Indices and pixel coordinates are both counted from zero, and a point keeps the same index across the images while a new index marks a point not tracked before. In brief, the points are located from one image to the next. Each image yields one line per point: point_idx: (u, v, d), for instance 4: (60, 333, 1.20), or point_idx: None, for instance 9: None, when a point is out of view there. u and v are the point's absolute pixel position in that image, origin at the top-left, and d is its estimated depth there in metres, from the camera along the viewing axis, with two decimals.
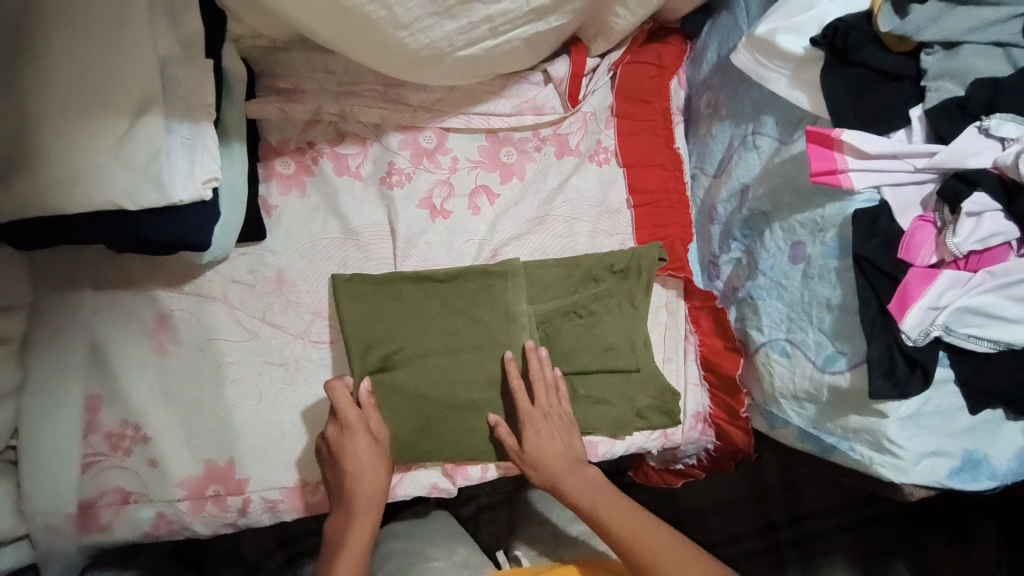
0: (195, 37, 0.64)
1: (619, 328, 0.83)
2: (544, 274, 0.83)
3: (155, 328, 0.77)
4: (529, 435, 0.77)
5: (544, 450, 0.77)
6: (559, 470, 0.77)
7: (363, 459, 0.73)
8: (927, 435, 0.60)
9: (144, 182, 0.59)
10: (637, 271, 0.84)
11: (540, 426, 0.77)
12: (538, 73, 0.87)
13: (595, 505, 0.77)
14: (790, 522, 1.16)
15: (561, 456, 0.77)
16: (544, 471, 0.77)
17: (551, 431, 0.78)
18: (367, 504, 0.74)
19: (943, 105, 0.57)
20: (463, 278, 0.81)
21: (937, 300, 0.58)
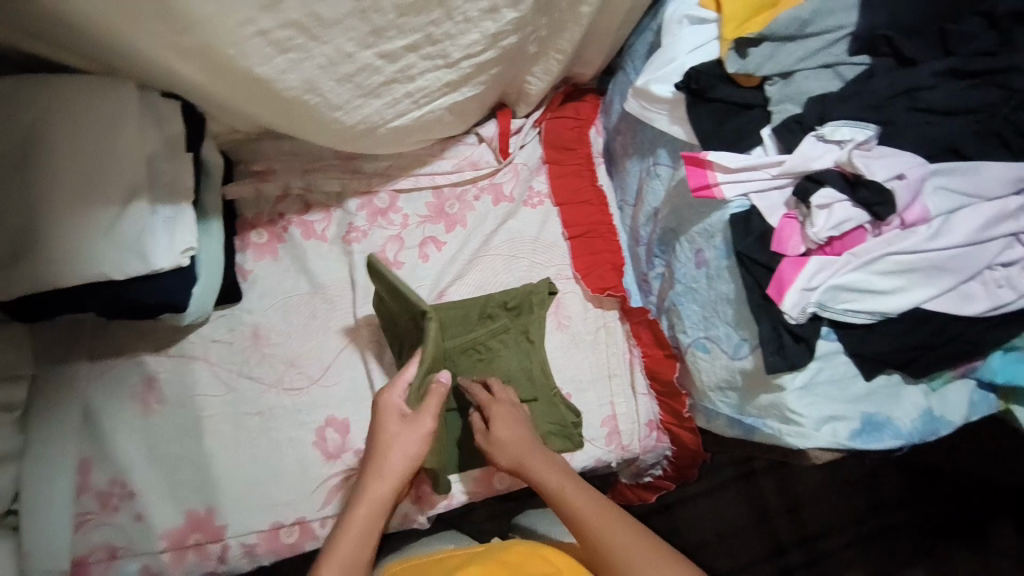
0: (179, 136, 0.76)
1: (514, 360, 0.93)
2: (444, 315, 0.92)
3: (142, 391, 0.86)
4: (499, 429, 0.80)
5: (499, 433, 0.79)
6: (519, 446, 0.79)
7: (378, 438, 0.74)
8: (824, 403, 0.69)
9: (130, 256, 0.70)
10: (530, 306, 0.94)
11: (508, 418, 0.81)
12: (472, 136, 1.02)
13: (560, 488, 0.74)
14: (799, 544, 1.27)
15: (520, 439, 0.79)
16: (500, 445, 0.79)
17: (506, 417, 0.81)
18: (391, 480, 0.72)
19: (784, 123, 0.69)
20: (387, 307, 0.87)
21: (810, 281, 0.67)
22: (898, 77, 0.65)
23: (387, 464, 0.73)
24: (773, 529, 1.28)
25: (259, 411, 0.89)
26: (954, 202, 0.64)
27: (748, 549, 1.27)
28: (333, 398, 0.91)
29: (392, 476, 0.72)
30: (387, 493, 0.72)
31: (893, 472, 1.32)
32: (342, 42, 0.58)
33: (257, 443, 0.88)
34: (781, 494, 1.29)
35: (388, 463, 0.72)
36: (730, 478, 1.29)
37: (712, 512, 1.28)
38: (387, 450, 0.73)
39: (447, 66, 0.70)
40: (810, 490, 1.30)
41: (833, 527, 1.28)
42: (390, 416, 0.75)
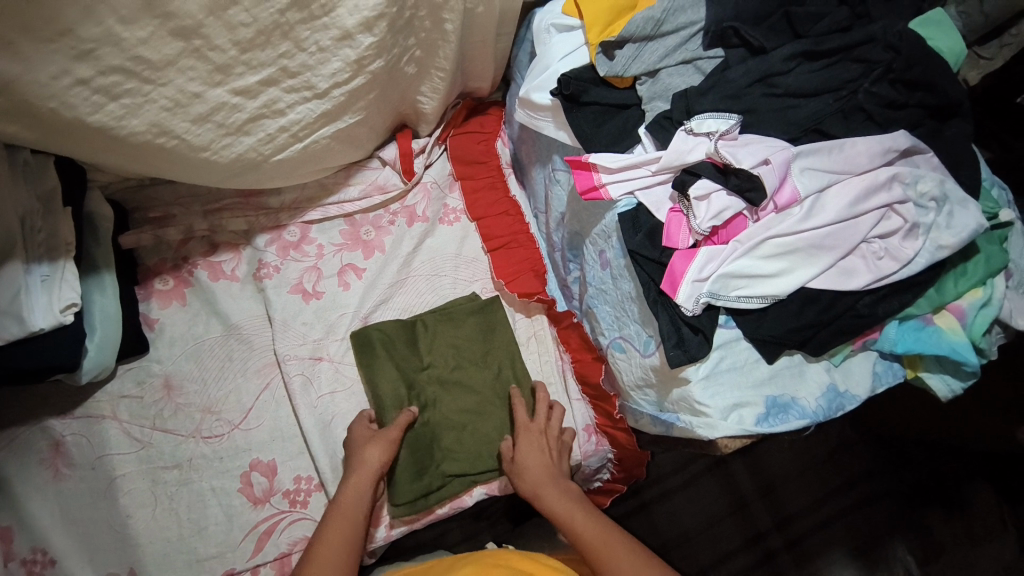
0: (52, 192, 0.75)
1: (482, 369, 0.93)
2: (399, 332, 0.92)
3: (50, 457, 0.82)
4: (522, 444, 0.85)
5: (363, 455, 0.83)
6: (542, 480, 0.82)
7: (361, 442, 0.84)
8: (729, 390, 0.69)
9: (5, 319, 0.67)
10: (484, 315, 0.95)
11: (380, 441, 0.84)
12: (374, 160, 1.01)
13: (569, 512, 0.80)
14: (778, 529, 1.25)
15: (543, 469, 0.83)
16: (531, 484, 0.83)
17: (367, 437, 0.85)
18: (363, 473, 0.81)
19: (655, 119, 0.70)
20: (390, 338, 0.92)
21: (701, 272, 0.67)
22: (753, 65, 0.67)
23: (357, 457, 0.82)
24: (750, 517, 1.25)
25: (177, 463, 0.85)
26: (823, 181, 0.66)
27: (727, 537, 1.24)
28: (255, 441, 0.87)
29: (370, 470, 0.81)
30: (364, 486, 0.80)
31: (862, 445, 1.30)
32: (183, 82, 0.59)
33: (177, 499, 0.84)
34: (753, 479, 1.27)
35: (362, 461, 0.82)
36: (704, 468, 1.27)
37: (687, 507, 1.25)
38: (358, 450, 0.83)
39: (316, 97, 0.70)
40: (782, 472, 1.27)
41: (809, 506, 1.26)
42: (359, 427, 0.86)
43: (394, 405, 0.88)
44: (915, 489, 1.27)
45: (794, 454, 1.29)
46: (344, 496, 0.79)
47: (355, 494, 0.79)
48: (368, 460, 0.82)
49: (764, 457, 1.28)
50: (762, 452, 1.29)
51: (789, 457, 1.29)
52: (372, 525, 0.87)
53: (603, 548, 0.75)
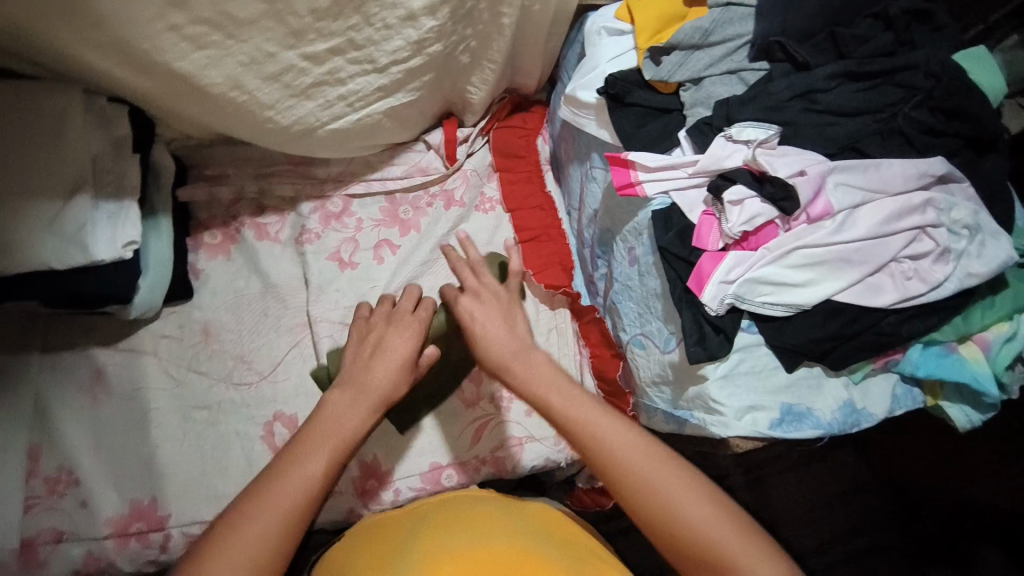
0: (124, 138, 0.79)
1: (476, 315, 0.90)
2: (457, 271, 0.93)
3: (91, 383, 0.88)
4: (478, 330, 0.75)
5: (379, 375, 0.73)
6: (506, 352, 0.72)
7: (392, 361, 0.74)
8: (745, 393, 0.70)
9: (70, 248, 0.73)
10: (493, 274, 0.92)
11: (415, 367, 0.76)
12: (420, 143, 1.05)
13: (595, 429, 0.65)
14: None
15: (510, 343, 0.73)
16: (494, 362, 0.72)
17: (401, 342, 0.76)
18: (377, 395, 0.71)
19: (696, 124, 0.73)
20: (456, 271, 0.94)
21: (728, 275, 0.68)
22: (796, 79, 0.70)
23: (359, 376, 0.72)
24: None
25: (206, 405, 0.89)
26: (857, 198, 0.67)
27: None
28: (279, 394, 0.91)
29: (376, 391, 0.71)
30: (364, 408, 0.70)
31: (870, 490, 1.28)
32: (261, 41, 0.64)
33: (202, 437, 0.88)
34: (757, 513, 1.25)
35: (373, 383, 0.72)
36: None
37: None
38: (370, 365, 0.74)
39: (376, 71, 0.74)
40: (785, 508, 1.26)
41: (810, 546, 1.24)
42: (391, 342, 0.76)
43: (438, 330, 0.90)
44: (923, 544, 1.23)
45: (800, 490, 1.27)
46: (322, 422, 0.68)
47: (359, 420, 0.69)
48: (372, 381, 0.72)
49: (769, 489, 1.27)
50: (768, 483, 1.27)
51: (794, 491, 1.27)
52: (378, 487, 0.91)
53: (635, 465, 0.62)
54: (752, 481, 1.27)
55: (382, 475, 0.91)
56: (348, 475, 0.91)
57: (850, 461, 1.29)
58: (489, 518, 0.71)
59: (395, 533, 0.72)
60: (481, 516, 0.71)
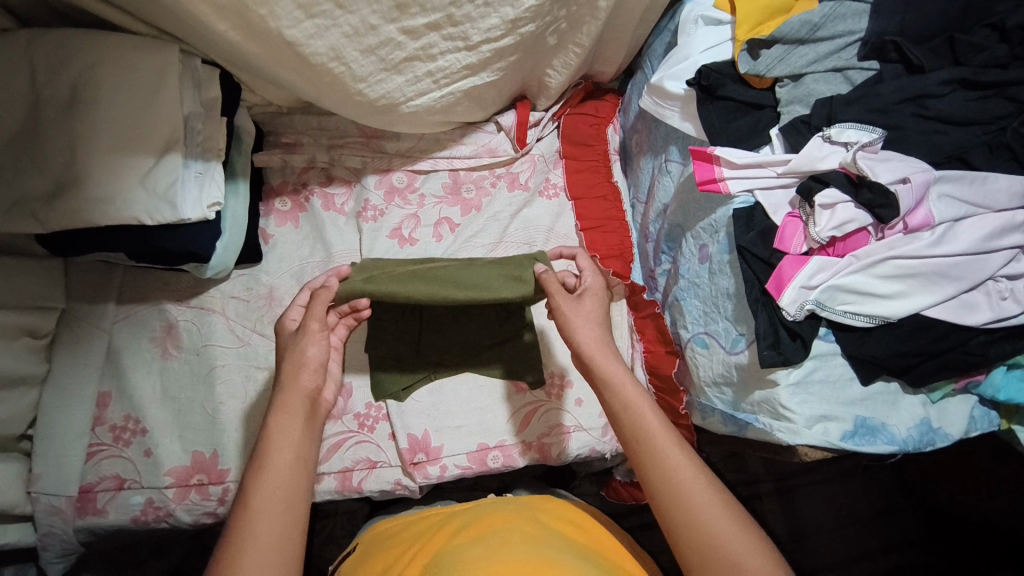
0: (214, 99, 0.82)
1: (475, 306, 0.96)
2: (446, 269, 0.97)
3: (162, 335, 0.91)
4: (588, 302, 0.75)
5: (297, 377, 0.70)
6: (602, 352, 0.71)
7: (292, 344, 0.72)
8: (816, 401, 0.68)
9: (160, 203, 0.75)
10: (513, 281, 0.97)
11: (316, 312, 0.73)
12: (491, 124, 1.05)
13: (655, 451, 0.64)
14: None
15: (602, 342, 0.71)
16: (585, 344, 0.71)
17: (302, 339, 0.72)
18: (293, 401, 0.68)
19: (792, 122, 0.71)
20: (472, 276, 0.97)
21: (810, 280, 0.67)
22: (907, 82, 0.67)
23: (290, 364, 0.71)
24: None
25: (268, 366, 0.92)
26: (959, 211, 0.65)
27: None
28: None
29: (300, 391, 0.69)
30: (297, 418, 0.67)
31: (905, 513, 1.24)
32: (367, 13, 0.66)
33: (264, 397, 0.91)
34: (786, 522, 1.23)
35: (294, 386, 0.69)
36: (735, 497, 1.24)
37: None
38: (281, 365, 0.71)
39: (467, 49, 0.75)
40: (818, 522, 1.23)
41: (839, 563, 1.21)
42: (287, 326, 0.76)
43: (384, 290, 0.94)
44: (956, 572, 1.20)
45: (830, 504, 1.24)
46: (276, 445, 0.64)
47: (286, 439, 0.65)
48: (292, 386, 0.69)
49: (799, 501, 1.24)
50: (797, 494, 1.25)
51: (824, 506, 1.24)
52: (426, 461, 0.92)
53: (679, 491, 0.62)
54: (784, 493, 1.24)
55: (431, 451, 0.92)
56: (397, 447, 0.92)
57: (889, 484, 1.26)
58: (503, 520, 0.73)
59: (406, 552, 0.74)
60: (497, 518, 0.74)
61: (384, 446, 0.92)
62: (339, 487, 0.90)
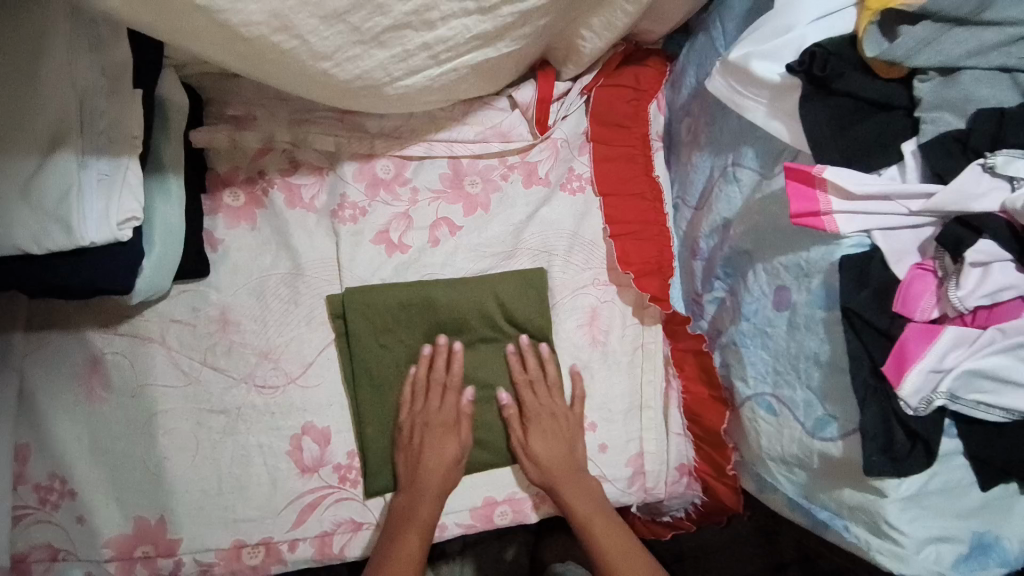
0: (121, 67, 0.59)
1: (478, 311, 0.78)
2: (437, 295, 0.77)
3: (87, 372, 0.73)
4: (532, 438, 0.76)
5: (442, 463, 0.74)
6: (557, 475, 0.75)
7: (447, 449, 0.75)
8: (928, 518, 0.54)
9: (49, 223, 0.55)
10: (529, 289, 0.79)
11: (466, 427, 0.76)
12: (503, 98, 0.82)
13: (588, 517, 0.74)
14: None
15: (563, 462, 0.76)
16: (540, 473, 0.76)
17: (447, 438, 0.75)
18: (443, 485, 0.74)
19: (939, 138, 0.50)
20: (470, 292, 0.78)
21: (941, 361, 0.49)
22: None
23: (435, 444, 0.74)
24: None
25: (224, 409, 0.74)
26: None
27: None
28: (311, 402, 0.76)
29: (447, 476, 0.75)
30: (435, 479, 0.74)
31: None
32: None
33: (219, 448, 0.74)
34: None
35: (440, 477, 0.74)
36: None
37: None
38: (429, 454, 0.74)
39: (479, 11, 0.55)
40: None
41: None
42: (454, 419, 0.76)
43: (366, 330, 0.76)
44: None
45: None
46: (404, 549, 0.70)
47: (431, 514, 0.73)
48: (446, 459, 0.75)
49: None
50: None
51: None
52: None
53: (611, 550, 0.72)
54: None
55: None
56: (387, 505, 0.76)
57: None
58: None
59: None
60: None
61: (369, 504, 0.76)
62: (318, 552, 0.75)
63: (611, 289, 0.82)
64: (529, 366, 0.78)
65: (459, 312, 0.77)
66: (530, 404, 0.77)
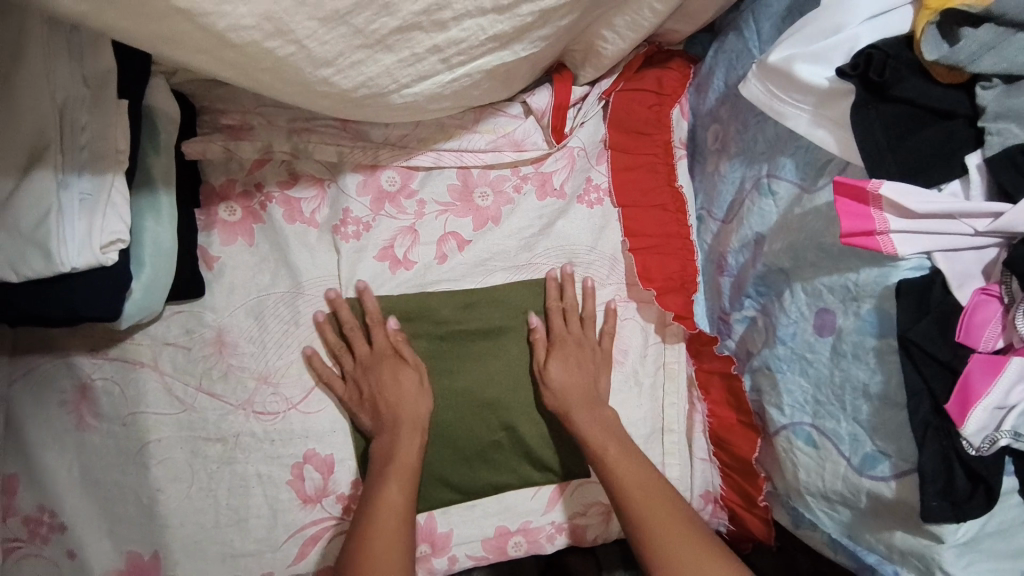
0: (105, 76, 0.54)
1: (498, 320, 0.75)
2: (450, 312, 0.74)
3: (75, 399, 0.68)
4: (554, 364, 0.72)
5: (405, 397, 0.70)
6: (575, 406, 0.71)
7: (404, 387, 0.70)
8: (986, 563, 0.50)
9: (29, 249, 0.50)
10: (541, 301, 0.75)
11: (406, 358, 0.71)
12: (517, 105, 0.77)
13: (607, 451, 0.69)
14: None
15: (583, 390, 0.72)
16: (560, 405, 0.71)
17: (393, 371, 0.70)
18: (412, 426, 0.69)
19: (1007, 152, 0.46)
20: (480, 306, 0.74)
21: (1007, 398, 0.45)
22: None
23: (392, 381, 0.70)
24: None
25: (221, 436, 0.70)
26: None
27: None
28: (313, 429, 0.71)
29: (414, 415, 0.69)
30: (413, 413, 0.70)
31: None
32: None
33: (216, 479, 0.69)
34: None
35: (406, 416, 0.69)
36: None
37: None
38: (386, 393, 0.69)
39: (495, 12, 0.50)
40: None
41: None
42: (389, 349, 0.71)
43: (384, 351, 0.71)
44: None
45: None
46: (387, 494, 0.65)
47: (411, 450, 0.68)
48: (404, 398, 0.70)
49: None
50: None
51: None
52: (432, 555, 0.73)
53: (630, 488, 0.66)
54: None
55: (438, 540, 0.73)
56: None
57: None
58: None
59: None
60: None
61: None
62: None
63: (631, 304, 0.77)
64: (567, 295, 0.75)
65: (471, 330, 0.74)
66: (559, 331, 0.74)
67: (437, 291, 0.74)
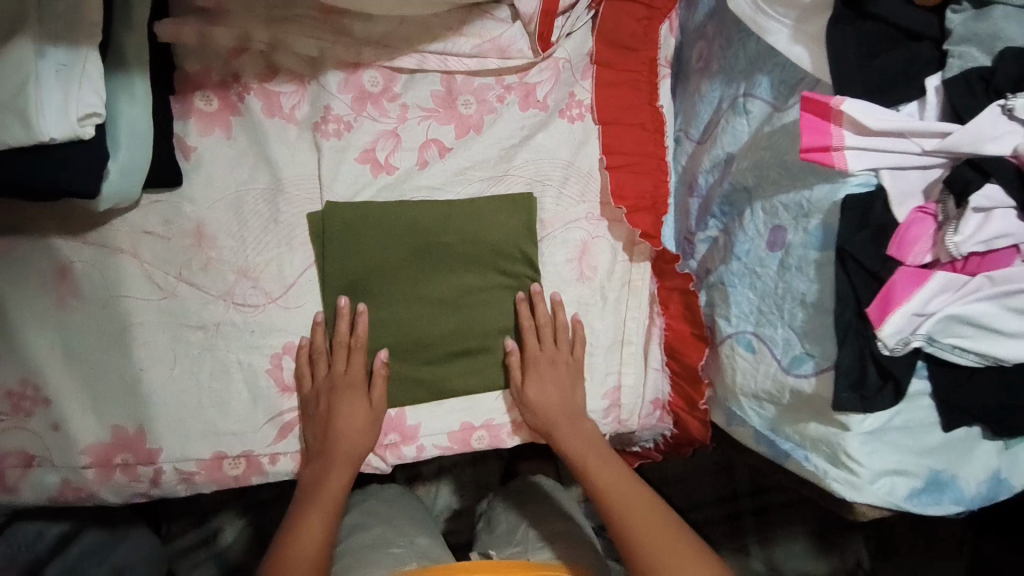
0: None
1: (470, 234, 0.76)
2: (422, 216, 0.75)
3: (54, 280, 0.70)
4: (531, 384, 0.75)
5: (352, 424, 0.71)
6: (558, 419, 0.74)
7: (546, 383, 0.75)
8: (889, 453, 0.57)
9: (6, 115, 0.50)
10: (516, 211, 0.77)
11: (375, 397, 0.73)
12: (504, 8, 0.76)
13: (584, 457, 0.73)
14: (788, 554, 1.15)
15: (561, 406, 0.75)
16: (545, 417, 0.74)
17: (352, 391, 0.72)
18: (347, 447, 0.71)
19: (964, 74, 0.49)
20: (454, 215, 0.76)
21: (926, 306, 0.50)
22: None
23: (344, 404, 0.71)
24: None
25: (202, 325, 0.73)
26: None
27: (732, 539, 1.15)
28: (294, 323, 0.74)
29: (357, 432, 0.71)
30: (346, 445, 0.71)
31: None
32: None
33: (198, 364, 0.72)
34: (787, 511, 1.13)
35: (340, 437, 0.70)
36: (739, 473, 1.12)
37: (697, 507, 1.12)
38: (335, 413, 0.71)
39: None
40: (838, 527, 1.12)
41: None
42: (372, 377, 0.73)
43: (358, 247, 0.74)
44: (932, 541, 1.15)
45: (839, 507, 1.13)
46: (327, 482, 0.70)
47: (353, 449, 0.71)
48: (353, 422, 0.71)
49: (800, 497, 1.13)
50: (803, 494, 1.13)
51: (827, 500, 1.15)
52: (400, 443, 0.77)
53: (612, 491, 0.70)
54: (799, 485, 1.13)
55: (406, 431, 0.77)
56: None
57: None
58: None
59: None
60: None
61: None
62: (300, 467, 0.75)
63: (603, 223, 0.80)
64: (539, 314, 0.77)
65: (445, 233, 0.75)
66: (535, 352, 0.76)
67: (410, 196, 0.76)
